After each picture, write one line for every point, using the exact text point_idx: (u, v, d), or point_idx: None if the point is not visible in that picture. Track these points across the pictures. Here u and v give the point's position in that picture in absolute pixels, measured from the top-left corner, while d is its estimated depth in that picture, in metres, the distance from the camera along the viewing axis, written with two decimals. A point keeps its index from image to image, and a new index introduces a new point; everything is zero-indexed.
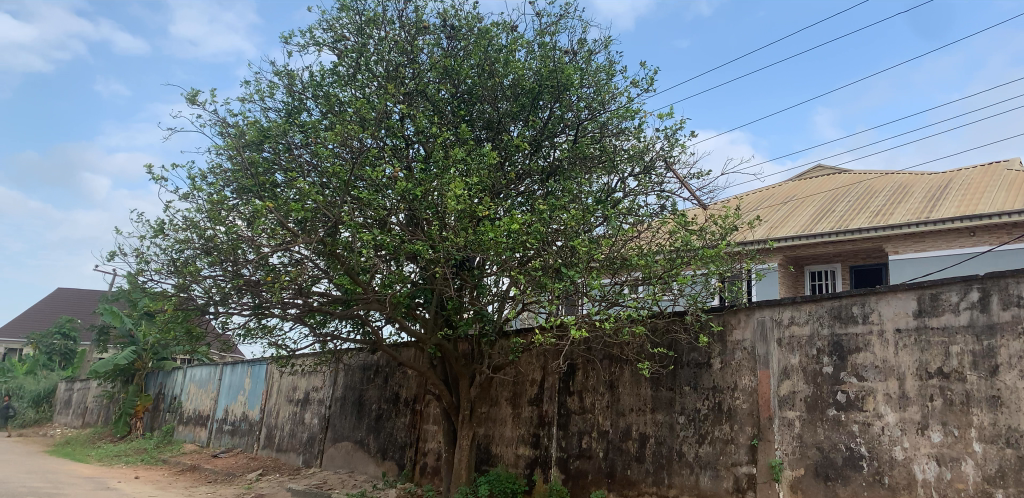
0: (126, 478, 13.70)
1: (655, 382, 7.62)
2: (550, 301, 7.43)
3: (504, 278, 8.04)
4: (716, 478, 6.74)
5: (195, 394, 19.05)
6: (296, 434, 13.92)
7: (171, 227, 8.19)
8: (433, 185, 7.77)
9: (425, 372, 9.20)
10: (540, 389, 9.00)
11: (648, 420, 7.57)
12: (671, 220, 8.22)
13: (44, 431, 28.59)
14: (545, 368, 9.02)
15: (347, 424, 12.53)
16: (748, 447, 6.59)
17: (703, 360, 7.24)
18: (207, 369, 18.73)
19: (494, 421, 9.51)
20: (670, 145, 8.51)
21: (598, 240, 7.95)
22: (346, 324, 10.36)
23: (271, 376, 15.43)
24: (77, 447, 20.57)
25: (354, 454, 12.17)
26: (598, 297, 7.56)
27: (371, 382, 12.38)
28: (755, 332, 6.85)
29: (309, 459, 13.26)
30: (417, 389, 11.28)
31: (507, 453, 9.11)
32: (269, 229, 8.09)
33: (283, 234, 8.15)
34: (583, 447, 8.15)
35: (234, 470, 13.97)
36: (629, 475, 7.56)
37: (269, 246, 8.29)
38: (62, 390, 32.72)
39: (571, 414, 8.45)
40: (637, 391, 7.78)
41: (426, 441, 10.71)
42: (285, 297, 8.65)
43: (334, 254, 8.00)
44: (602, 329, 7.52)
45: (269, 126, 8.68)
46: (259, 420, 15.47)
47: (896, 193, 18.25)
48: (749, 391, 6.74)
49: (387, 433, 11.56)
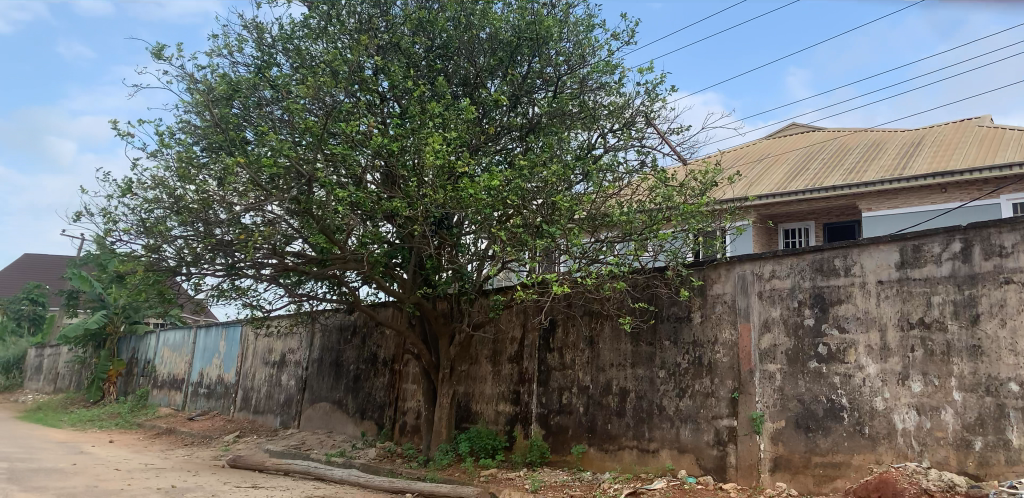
0: (100, 442, 13.54)
1: (636, 337, 7.59)
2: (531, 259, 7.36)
3: (482, 236, 7.94)
4: (696, 432, 6.79)
5: (169, 358, 18.85)
6: (274, 396, 13.82)
7: (139, 186, 7.95)
8: (410, 140, 7.57)
9: (403, 331, 9.11)
10: (519, 347, 8.95)
11: (628, 375, 7.57)
12: (652, 176, 8.15)
13: (13, 398, 28.22)
14: (525, 325, 8.96)
15: (325, 385, 12.46)
16: (729, 400, 6.61)
17: (683, 314, 7.20)
18: (180, 333, 18.51)
19: (473, 378, 9.46)
20: (649, 98, 8.37)
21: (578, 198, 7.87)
22: (322, 285, 10.23)
23: (246, 338, 15.27)
24: (48, 413, 20.31)
25: (332, 415, 12.10)
26: (578, 254, 7.50)
27: (348, 342, 12.27)
28: (736, 286, 6.82)
29: (287, 420, 13.19)
30: (395, 349, 11.18)
31: (487, 411, 9.09)
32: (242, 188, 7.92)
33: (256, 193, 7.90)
34: (564, 403, 8.15)
35: (211, 433, 13.88)
36: (609, 429, 7.58)
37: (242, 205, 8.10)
38: (32, 357, 32.30)
39: (551, 371, 8.43)
40: (617, 347, 7.75)
41: (405, 400, 10.66)
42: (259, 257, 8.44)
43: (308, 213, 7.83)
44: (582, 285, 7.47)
45: (238, 79, 8.39)
46: (235, 382, 15.33)
47: (869, 151, 18.33)
48: (730, 345, 6.74)
49: (365, 393, 11.51)
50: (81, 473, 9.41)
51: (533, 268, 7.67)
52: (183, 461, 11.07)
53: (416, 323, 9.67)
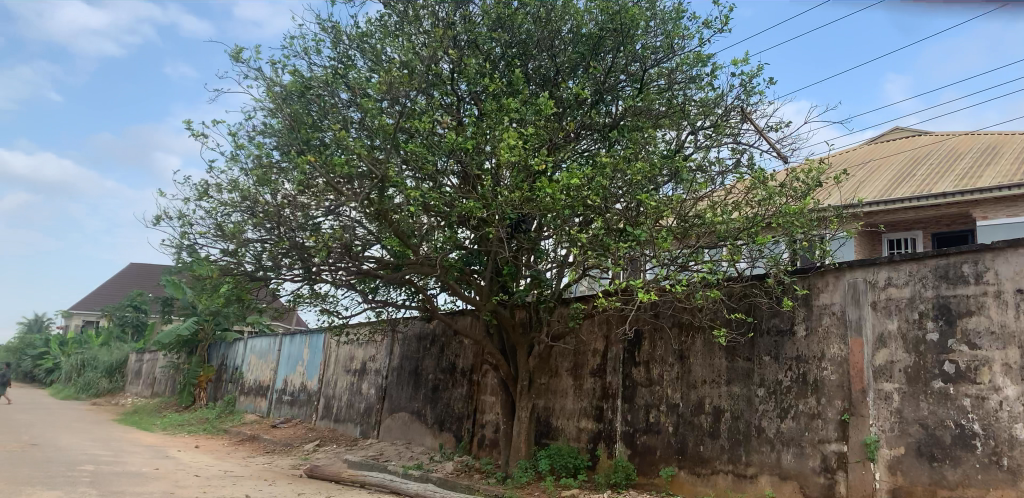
0: (186, 447, 13.69)
1: (731, 351, 6.97)
2: (615, 264, 6.86)
3: (563, 240, 7.47)
4: (800, 457, 6.14)
5: (255, 365, 19.08)
6: (354, 405, 13.68)
7: (215, 189, 7.84)
8: (486, 138, 7.18)
9: (481, 340, 8.72)
10: (603, 360, 8.43)
11: (723, 393, 6.96)
12: (748, 176, 7.51)
13: (113, 401, 29.38)
14: (608, 337, 8.43)
15: (404, 395, 12.21)
16: (838, 423, 5.94)
17: (785, 327, 6.54)
18: (266, 340, 18.71)
19: (553, 392, 8.98)
20: (744, 92, 7.75)
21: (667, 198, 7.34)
22: (398, 291, 9.96)
23: (328, 346, 15.23)
24: (143, 416, 20.90)
25: (411, 426, 11.82)
26: (667, 260, 6.95)
27: (427, 352, 11.98)
28: (846, 296, 6.13)
29: (366, 430, 13.01)
30: (474, 359, 10.81)
31: (568, 427, 8.59)
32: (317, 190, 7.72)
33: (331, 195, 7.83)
34: (651, 422, 7.59)
35: (292, 441, 13.84)
36: (701, 451, 6.99)
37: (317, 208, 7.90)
38: (133, 361, 33.60)
39: (637, 386, 7.88)
40: (710, 362, 7.14)
41: (484, 413, 10.27)
42: (335, 261, 8.24)
43: (382, 214, 7.57)
44: (672, 293, 6.91)
45: (312, 79, 8.20)
46: (317, 390, 15.30)
47: (983, 155, 16.99)
48: (839, 362, 6.06)
49: (444, 405, 11.18)
50: (160, 479, 9.38)
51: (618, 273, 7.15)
52: (262, 469, 10.99)
53: (494, 332, 9.28)
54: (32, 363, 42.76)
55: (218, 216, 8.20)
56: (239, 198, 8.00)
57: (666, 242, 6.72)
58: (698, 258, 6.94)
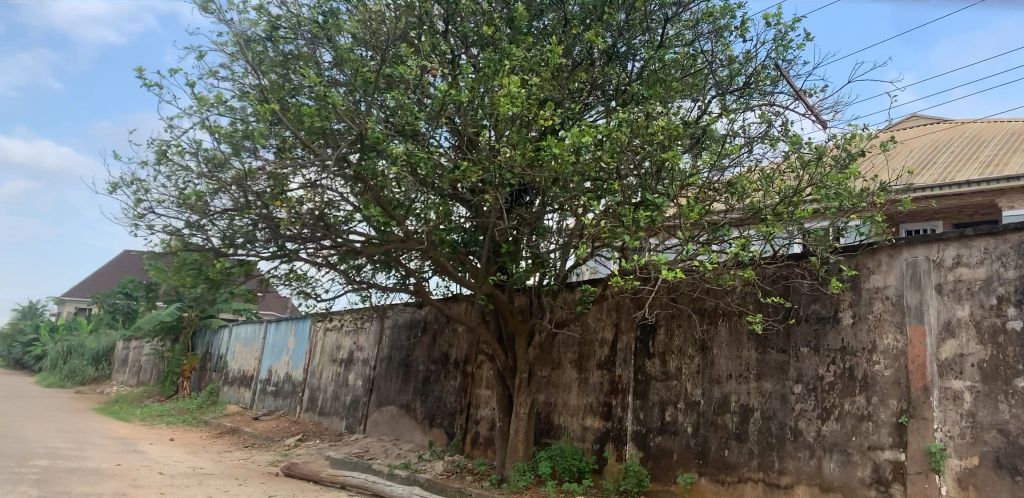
0: (160, 440, 12.80)
1: (763, 342, 6.06)
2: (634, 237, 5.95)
3: (570, 213, 6.55)
4: (846, 466, 5.27)
5: (240, 354, 18.17)
6: (339, 397, 12.80)
7: (176, 151, 6.91)
8: (484, 90, 6.21)
9: (476, 327, 7.81)
10: (612, 350, 7.52)
11: (752, 389, 6.06)
12: (784, 142, 6.54)
13: (98, 389, 28.49)
14: (618, 325, 7.52)
15: (392, 388, 11.30)
16: (893, 426, 5.05)
17: (828, 313, 5.64)
18: (252, 327, 17.79)
19: (555, 385, 8.07)
20: (778, 48, 6.82)
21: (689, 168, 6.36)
22: (383, 271, 9.05)
23: (314, 334, 14.32)
24: (124, 406, 20.02)
25: (399, 420, 10.91)
26: (692, 235, 6.02)
27: (418, 341, 11.07)
28: (903, 277, 5.23)
29: (352, 424, 12.11)
30: (468, 349, 9.91)
31: (572, 425, 7.68)
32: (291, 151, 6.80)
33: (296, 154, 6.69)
34: (667, 421, 6.70)
35: (273, 435, 12.95)
36: (726, 456, 6.10)
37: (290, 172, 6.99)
38: (120, 349, 32.69)
39: (651, 381, 6.98)
40: (738, 354, 6.24)
41: (478, 408, 9.38)
42: (312, 235, 7.31)
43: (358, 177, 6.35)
44: (698, 273, 5.98)
45: (282, 19, 6.83)
46: (302, 381, 14.40)
47: (1007, 142, 16.05)
48: (894, 355, 5.16)
49: (435, 398, 10.27)
50: (119, 476, 8.50)
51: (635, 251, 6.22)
52: (236, 466, 10.11)
53: (491, 319, 8.37)
54: (20, 350, 41.88)
55: (179, 182, 7.29)
56: (203, 162, 7.08)
57: (696, 213, 5.82)
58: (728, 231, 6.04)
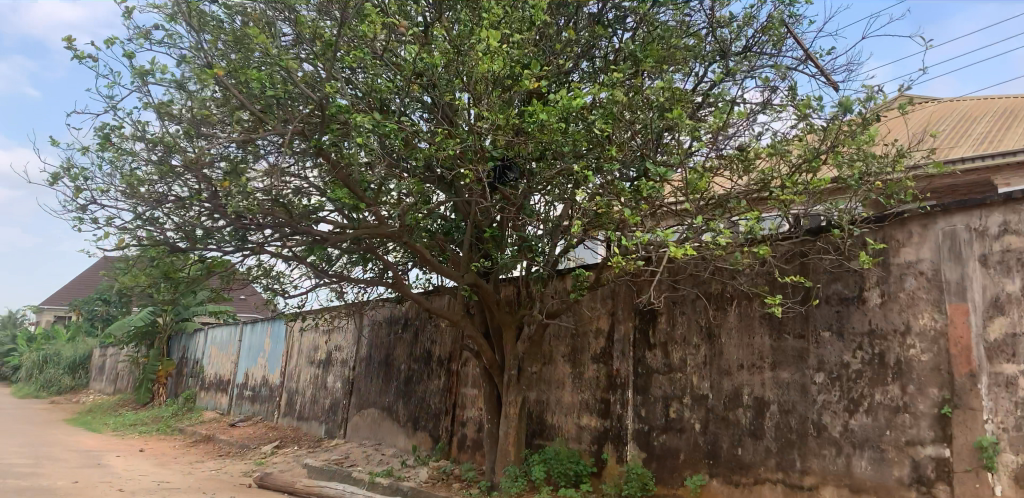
0: (128, 452, 12.02)
1: (779, 327, 5.44)
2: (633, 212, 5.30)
3: (561, 190, 5.86)
4: (880, 464, 4.66)
5: (216, 358, 17.39)
6: (318, 400, 12.10)
7: (118, 135, 6.16)
8: (460, 53, 5.50)
9: (459, 320, 7.14)
10: (608, 342, 6.88)
11: (767, 380, 5.44)
12: (793, 106, 5.86)
13: (75, 399, 27.59)
14: (615, 313, 6.88)
15: (373, 389, 10.61)
16: (934, 418, 4.45)
17: (853, 293, 5.03)
18: (227, 330, 17.03)
19: (546, 382, 7.42)
20: (782, 3, 6.18)
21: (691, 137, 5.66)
22: (358, 264, 8.35)
23: (291, 335, 13.60)
24: (96, 415, 19.18)
25: (381, 424, 10.22)
26: (697, 212, 5.37)
27: (399, 339, 10.39)
28: (939, 249, 4.62)
29: (332, 429, 11.42)
30: (452, 346, 9.24)
31: (566, 424, 7.04)
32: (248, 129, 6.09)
33: (253, 128, 5.95)
34: (672, 417, 6.07)
35: (249, 442, 12.23)
36: (740, 455, 5.49)
37: (245, 151, 6.28)
38: (97, 357, 31.73)
39: (653, 374, 6.35)
40: (749, 341, 5.62)
41: (465, 408, 8.73)
42: (274, 224, 6.57)
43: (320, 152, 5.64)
44: (707, 252, 5.33)
45: None
46: (280, 384, 13.67)
47: (1003, 116, 15.47)
48: (933, 337, 4.54)
49: (418, 399, 9.60)
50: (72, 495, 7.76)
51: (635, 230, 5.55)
52: (205, 478, 9.39)
53: (475, 311, 7.70)
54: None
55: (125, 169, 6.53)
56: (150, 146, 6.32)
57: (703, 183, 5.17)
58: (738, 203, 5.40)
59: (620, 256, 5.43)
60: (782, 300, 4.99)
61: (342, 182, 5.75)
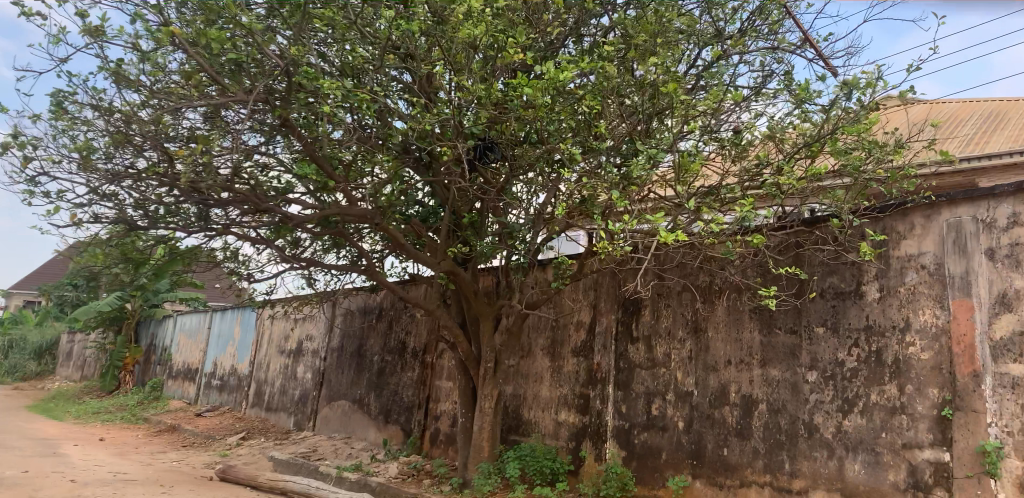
0: (87, 441, 11.56)
1: (769, 321, 5.17)
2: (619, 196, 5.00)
3: (545, 173, 5.55)
4: (875, 468, 4.40)
5: (185, 346, 16.93)
6: (287, 391, 11.71)
7: (72, 102, 5.74)
8: (440, 22, 5.16)
9: (434, 309, 6.82)
10: (589, 335, 6.59)
11: (756, 377, 5.18)
12: (788, 90, 5.58)
13: (40, 385, 26.91)
14: (597, 305, 6.59)
15: (344, 380, 10.26)
16: (934, 420, 4.20)
17: (849, 287, 4.77)
18: (197, 317, 16.58)
19: (523, 376, 7.12)
20: None
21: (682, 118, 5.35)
22: (331, 249, 7.99)
23: (262, 323, 13.19)
24: (59, 402, 18.62)
25: (352, 416, 9.87)
26: (689, 197, 5.07)
27: (372, 329, 10.04)
28: (943, 242, 4.37)
29: (301, 421, 11.05)
30: (427, 337, 8.91)
31: (543, 420, 6.75)
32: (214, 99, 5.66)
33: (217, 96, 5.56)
34: (654, 415, 5.80)
35: (215, 433, 11.82)
36: (726, 456, 5.22)
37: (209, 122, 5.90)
38: (64, 343, 30.99)
39: (635, 369, 6.06)
40: (738, 336, 5.36)
41: (438, 402, 8.41)
42: (241, 203, 6.19)
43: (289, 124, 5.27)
44: (698, 240, 5.04)
45: None
46: (249, 374, 13.26)
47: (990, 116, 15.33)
48: (934, 334, 4.29)
49: (390, 392, 9.27)
50: (20, 486, 7.35)
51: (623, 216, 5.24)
52: (166, 470, 8.99)
53: (451, 301, 7.38)
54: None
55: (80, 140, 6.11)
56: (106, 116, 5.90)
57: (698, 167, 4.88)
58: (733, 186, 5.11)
59: (606, 243, 5.12)
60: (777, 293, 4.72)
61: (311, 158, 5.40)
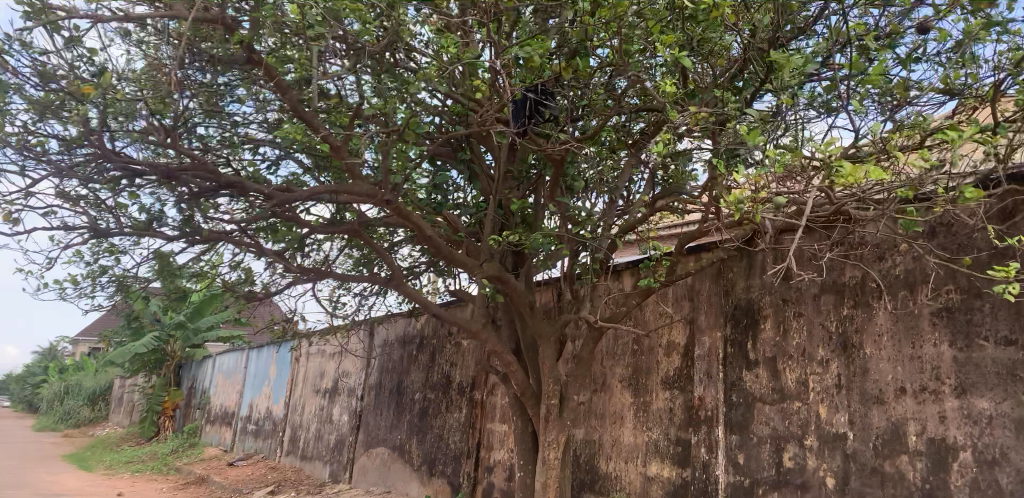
0: (102, 497, 10.22)
1: (972, 331, 3.50)
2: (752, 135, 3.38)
3: (671, 101, 3.92)
4: None
5: (223, 388, 15.70)
6: (322, 437, 10.28)
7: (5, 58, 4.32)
8: None
9: (482, 331, 5.27)
10: (684, 360, 4.96)
11: (953, 414, 3.49)
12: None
13: (87, 432, 26.03)
14: (693, 321, 4.98)
15: (383, 424, 8.76)
16: None
17: None
18: (235, 356, 15.37)
19: (597, 416, 5.52)
20: None
21: (826, 34, 3.74)
22: (360, 264, 6.55)
23: (297, 360, 11.86)
24: (96, 451, 17.53)
25: (392, 466, 8.35)
26: (855, 143, 3.43)
27: (413, 361, 8.57)
28: None
29: (337, 471, 9.57)
30: (476, 369, 7.38)
31: (628, 474, 5.12)
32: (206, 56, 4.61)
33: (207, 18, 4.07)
34: (788, 469, 4.13)
35: (244, 485, 10.40)
36: None
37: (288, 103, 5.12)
38: (115, 388, 30.29)
39: (755, 404, 4.41)
40: (916, 353, 3.69)
41: (492, 449, 6.84)
42: (231, 194, 4.77)
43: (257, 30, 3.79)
44: (872, 199, 3.37)
45: None
46: (284, 418, 11.89)
47: None
48: None
49: (435, 437, 7.72)
50: None
51: (752, 172, 3.61)
52: None
53: (501, 321, 5.86)
54: (28, 391, 40.07)
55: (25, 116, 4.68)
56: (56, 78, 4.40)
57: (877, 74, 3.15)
58: (906, 128, 3.50)
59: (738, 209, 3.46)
60: (1009, 275, 3.07)
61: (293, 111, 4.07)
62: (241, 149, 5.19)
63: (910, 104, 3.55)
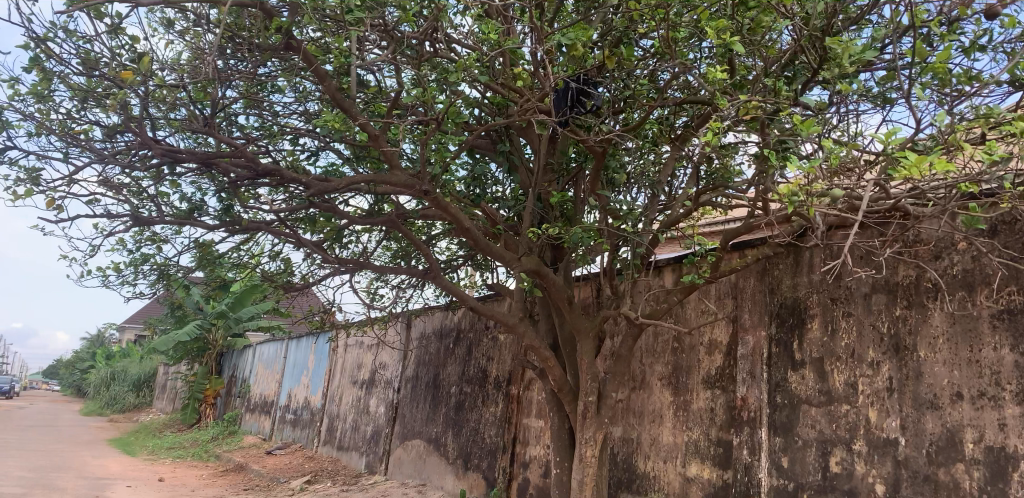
0: (144, 481, 10.39)
1: None
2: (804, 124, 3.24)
3: (719, 90, 3.79)
4: None
5: (263, 378, 15.88)
6: (359, 428, 10.31)
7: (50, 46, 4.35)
8: None
9: (519, 325, 5.19)
10: (727, 359, 4.83)
11: (1014, 422, 3.33)
12: None
13: (132, 417, 26.59)
14: (737, 319, 4.84)
15: (419, 416, 8.75)
16: None
17: None
18: (275, 346, 15.53)
19: (636, 414, 5.41)
20: None
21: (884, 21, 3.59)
22: (398, 256, 6.52)
23: (335, 351, 11.93)
24: (140, 436, 17.88)
25: (427, 459, 8.33)
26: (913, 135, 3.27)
27: (450, 354, 8.53)
28: None
29: (373, 462, 9.59)
30: (512, 364, 7.31)
31: (667, 474, 5.00)
32: (248, 45, 4.61)
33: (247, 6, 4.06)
34: (835, 474, 3.98)
35: (281, 474, 10.49)
36: None
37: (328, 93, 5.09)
38: (159, 375, 30.88)
39: (801, 406, 4.26)
40: (975, 356, 3.53)
41: (528, 445, 6.77)
42: (270, 184, 4.76)
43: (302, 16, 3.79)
44: (931, 195, 3.21)
45: None
46: (321, 408, 11.97)
47: None
48: None
49: (470, 431, 7.68)
50: None
51: (803, 165, 3.47)
52: None
53: (539, 315, 5.77)
54: (77, 376, 41.10)
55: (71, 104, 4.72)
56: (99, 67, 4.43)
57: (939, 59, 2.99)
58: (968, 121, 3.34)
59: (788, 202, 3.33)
60: None
61: (331, 100, 4.00)
62: (281, 139, 5.19)
63: (973, 96, 3.39)
